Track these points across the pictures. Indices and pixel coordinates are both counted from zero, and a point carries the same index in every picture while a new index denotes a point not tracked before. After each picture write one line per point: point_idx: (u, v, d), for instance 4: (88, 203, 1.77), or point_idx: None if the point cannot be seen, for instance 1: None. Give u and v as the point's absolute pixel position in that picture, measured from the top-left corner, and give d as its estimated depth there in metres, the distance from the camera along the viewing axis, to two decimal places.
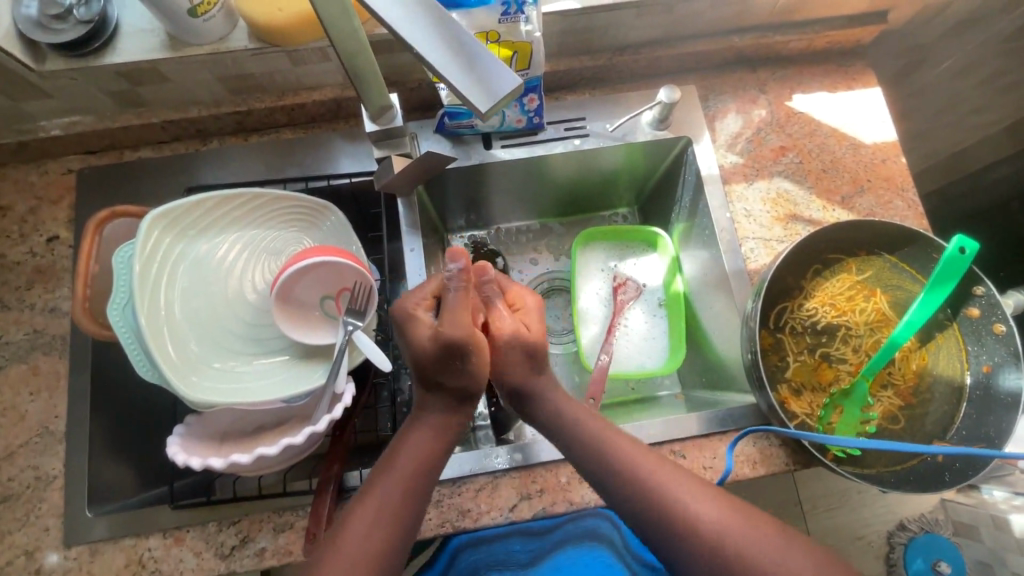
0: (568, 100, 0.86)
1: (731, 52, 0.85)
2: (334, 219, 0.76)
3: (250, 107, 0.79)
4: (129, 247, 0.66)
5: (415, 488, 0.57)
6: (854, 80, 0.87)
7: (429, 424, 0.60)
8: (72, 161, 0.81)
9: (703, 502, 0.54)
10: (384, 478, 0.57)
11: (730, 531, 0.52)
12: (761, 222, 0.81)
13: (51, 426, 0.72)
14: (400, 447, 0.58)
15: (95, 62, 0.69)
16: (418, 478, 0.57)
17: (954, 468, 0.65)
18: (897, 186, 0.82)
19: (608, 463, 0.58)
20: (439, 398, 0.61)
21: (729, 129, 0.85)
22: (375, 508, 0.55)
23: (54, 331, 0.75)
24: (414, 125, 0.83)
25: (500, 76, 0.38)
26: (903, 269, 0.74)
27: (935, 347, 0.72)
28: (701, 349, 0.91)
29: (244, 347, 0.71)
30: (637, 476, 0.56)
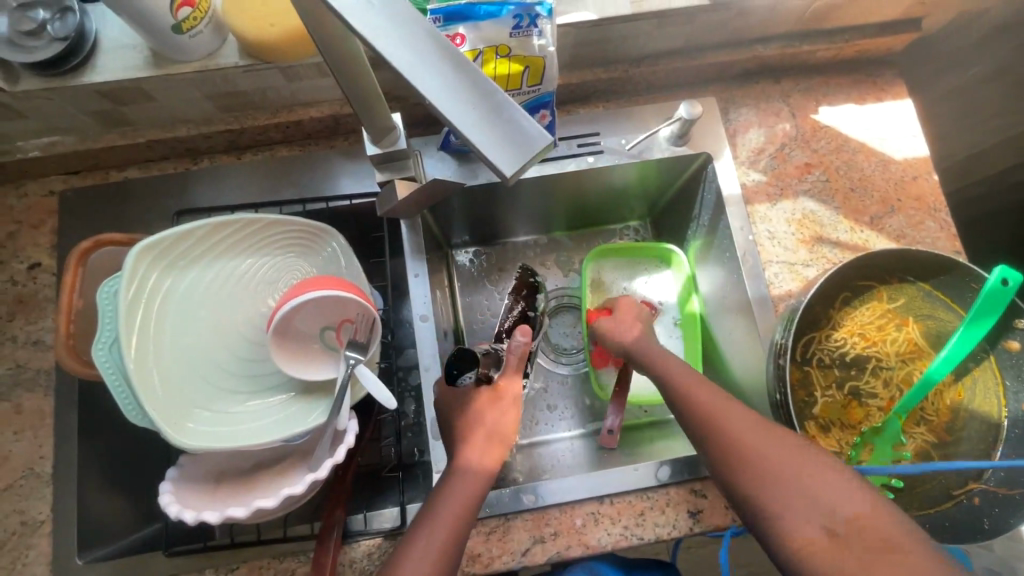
0: (580, 114, 0.81)
1: (754, 62, 0.80)
2: (336, 246, 0.71)
3: (242, 125, 0.74)
4: (114, 282, 0.62)
5: (456, 534, 0.55)
6: (883, 91, 0.82)
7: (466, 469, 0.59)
8: (54, 182, 0.76)
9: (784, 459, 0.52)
10: (417, 535, 0.55)
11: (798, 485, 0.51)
12: (786, 244, 0.76)
13: (36, 468, 0.68)
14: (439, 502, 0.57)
15: (74, 82, 0.64)
16: (446, 548, 0.54)
17: (993, 514, 0.62)
18: (928, 206, 0.77)
19: (723, 437, 0.56)
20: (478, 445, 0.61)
21: (751, 144, 0.80)
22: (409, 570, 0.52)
23: (39, 365, 0.71)
24: (418, 142, 0.79)
25: (531, 134, 0.32)
26: (937, 297, 0.69)
27: (971, 381, 0.68)
28: (718, 374, 0.87)
29: (239, 386, 0.67)
30: (745, 444, 0.54)
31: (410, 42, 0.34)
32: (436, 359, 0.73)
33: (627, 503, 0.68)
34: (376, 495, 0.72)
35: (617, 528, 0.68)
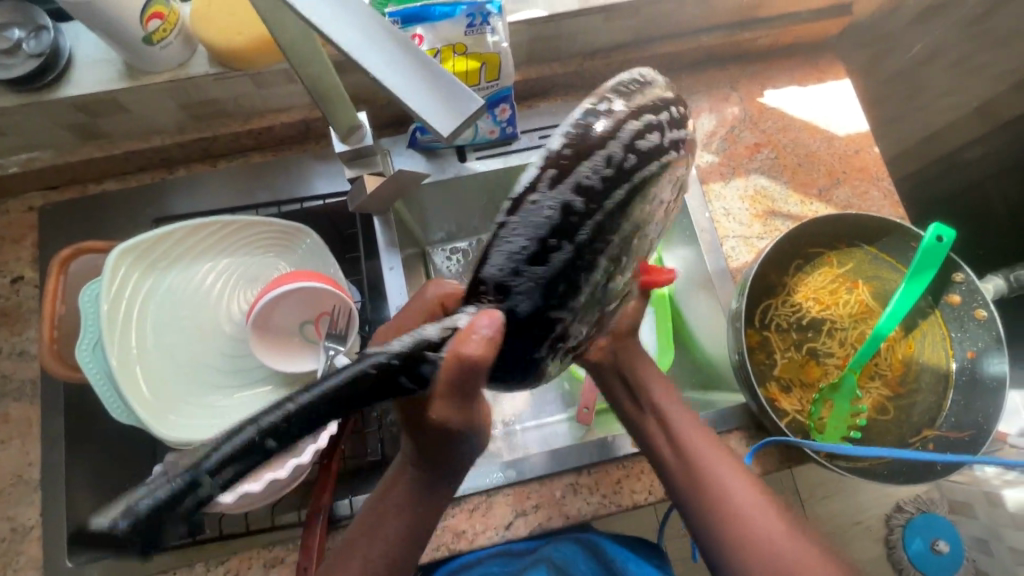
0: (541, 108, 0.85)
1: (701, 51, 0.85)
2: (310, 242, 0.73)
3: (215, 133, 0.77)
4: (95, 285, 0.64)
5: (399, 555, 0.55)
6: (824, 72, 0.88)
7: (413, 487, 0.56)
8: (34, 198, 0.79)
9: (734, 476, 0.60)
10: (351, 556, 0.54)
11: (734, 498, 0.58)
12: (741, 220, 0.81)
13: (25, 474, 0.69)
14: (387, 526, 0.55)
15: (49, 96, 0.67)
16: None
17: (945, 455, 0.66)
18: (872, 176, 0.82)
19: (676, 434, 0.62)
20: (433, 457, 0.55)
21: (703, 128, 0.85)
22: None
23: (24, 375, 0.73)
24: (387, 142, 0.82)
25: (464, 97, 0.35)
26: (882, 259, 0.74)
27: (920, 335, 0.72)
28: (691, 350, 0.91)
29: (222, 381, 0.69)
30: (697, 460, 0.60)
31: (354, 22, 0.37)
32: None
33: (604, 474, 0.71)
34: (363, 481, 0.74)
35: (596, 497, 0.70)
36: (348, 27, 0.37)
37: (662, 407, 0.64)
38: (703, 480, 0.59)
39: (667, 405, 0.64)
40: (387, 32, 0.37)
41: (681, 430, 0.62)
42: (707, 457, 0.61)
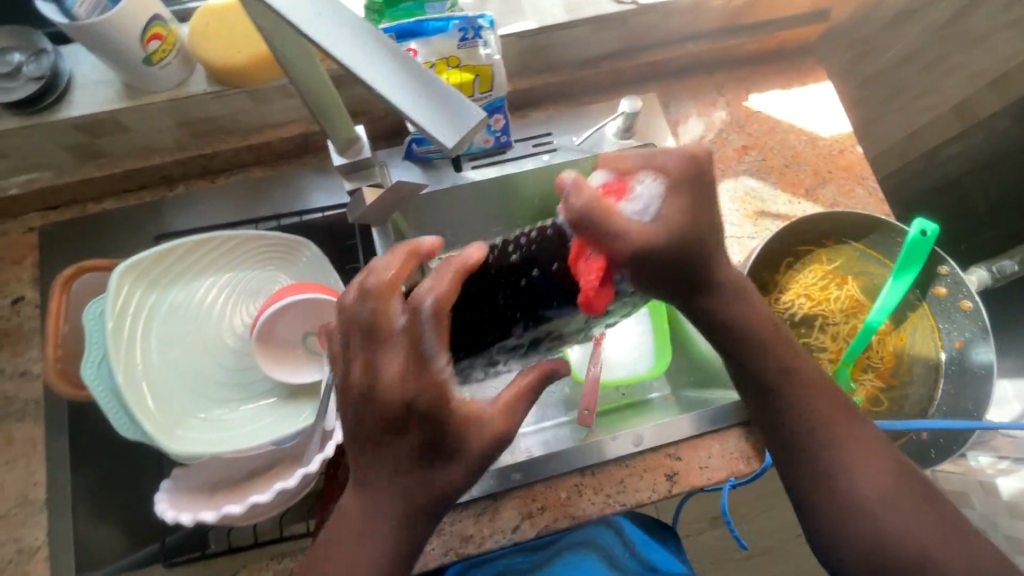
0: (533, 117, 0.87)
1: (687, 58, 0.88)
2: (310, 255, 0.74)
3: (214, 149, 0.78)
4: (99, 302, 0.65)
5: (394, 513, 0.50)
6: (805, 76, 0.91)
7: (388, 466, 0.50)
8: (33, 219, 0.79)
9: (857, 452, 0.58)
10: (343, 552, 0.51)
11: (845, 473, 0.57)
12: (732, 220, 0.83)
13: (29, 495, 0.69)
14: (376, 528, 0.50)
15: (50, 118, 0.68)
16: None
17: (938, 444, 0.68)
18: (856, 175, 0.85)
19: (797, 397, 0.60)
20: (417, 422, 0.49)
21: (692, 132, 0.87)
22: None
23: (27, 396, 0.73)
24: (383, 154, 0.84)
25: (466, 111, 0.37)
26: (870, 255, 0.76)
27: (910, 327, 0.74)
28: (686, 350, 0.93)
29: (227, 395, 0.69)
30: (812, 427, 0.59)
31: (356, 42, 0.39)
32: None
33: (608, 474, 0.72)
34: None
35: (600, 497, 0.71)
36: (351, 46, 0.38)
37: (788, 357, 0.61)
38: (821, 449, 0.58)
39: (804, 366, 0.61)
40: (388, 50, 0.39)
41: (804, 396, 0.60)
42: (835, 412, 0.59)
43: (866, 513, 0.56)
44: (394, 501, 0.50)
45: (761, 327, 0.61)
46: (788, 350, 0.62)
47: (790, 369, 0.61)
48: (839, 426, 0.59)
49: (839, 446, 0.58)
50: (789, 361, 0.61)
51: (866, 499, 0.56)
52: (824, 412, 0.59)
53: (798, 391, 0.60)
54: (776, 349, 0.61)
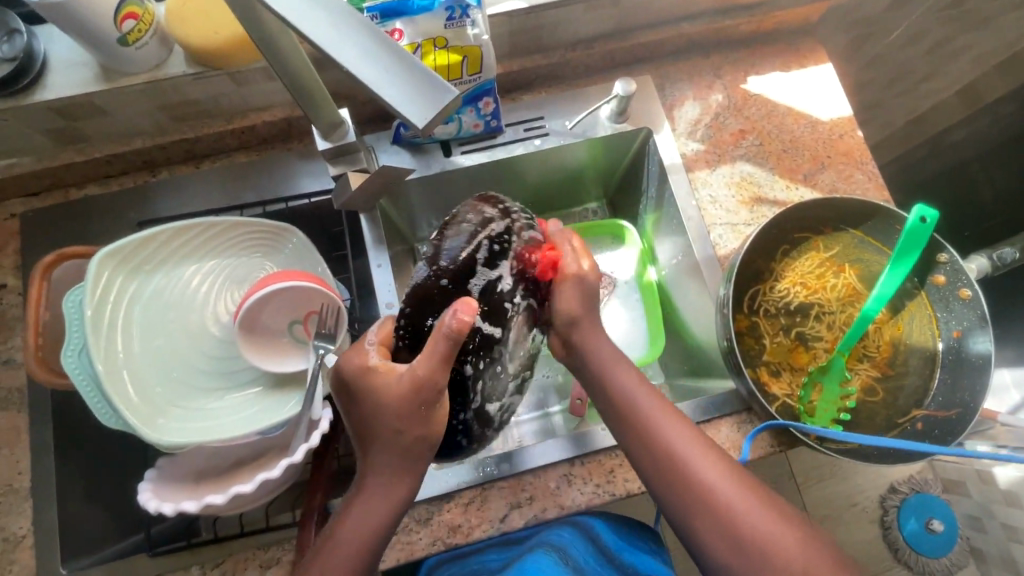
0: (525, 100, 0.85)
1: (683, 39, 0.85)
2: (297, 241, 0.73)
3: (196, 134, 0.76)
4: (79, 290, 0.63)
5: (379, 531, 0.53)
6: (806, 57, 0.88)
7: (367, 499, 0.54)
8: (14, 205, 0.78)
9: (705, 459, 0.56)
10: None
11: (700, 485, 0.55)
12: (727, 207, 0.81)
13: (14, 484, 0.69)
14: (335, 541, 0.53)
15: (24, 100, 0.66)
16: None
17: (933, 434, 0.67)
18: (856, 160, 0.82)
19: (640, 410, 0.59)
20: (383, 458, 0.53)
21: (688, 116, 0.85)
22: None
23: (10, 384, 0.72)
24: (370, 139, 0.82)
25: (437, 87, 0.35)
26: (869, 243, 0.74)
27: (908, 316, 0.73)
28: (681, 335, 0.91)
29: (213, 384, 0.69)
30: (663, 439, 0.57)
31: (327, 19, 0.37)
32: None
33: (598, 463, 0.71)
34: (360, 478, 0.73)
35: (590, 487, 0.70)
36: (321, 23, 0.37)
37: (673, 447, 0.57)
38: (670, 461, 0.56)
39: (694, 457, 0.56)
40: (357, 26, 0.37)
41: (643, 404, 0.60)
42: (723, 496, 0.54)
43: (722, 516, 0.53)
44: (361, 501, 0.54)
45: (636, 428, 0.58)
46: (673, 439, 0.57)
47: (675, 462, 0.56)
48: (727, 506, 0.54)
49: (686, 453, 0.56)
50: (673, 445, 0.57)
51: (726, 505, 0.54)
52: (710, 492, 0.54)
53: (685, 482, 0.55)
54: (656, 431, 0.58)
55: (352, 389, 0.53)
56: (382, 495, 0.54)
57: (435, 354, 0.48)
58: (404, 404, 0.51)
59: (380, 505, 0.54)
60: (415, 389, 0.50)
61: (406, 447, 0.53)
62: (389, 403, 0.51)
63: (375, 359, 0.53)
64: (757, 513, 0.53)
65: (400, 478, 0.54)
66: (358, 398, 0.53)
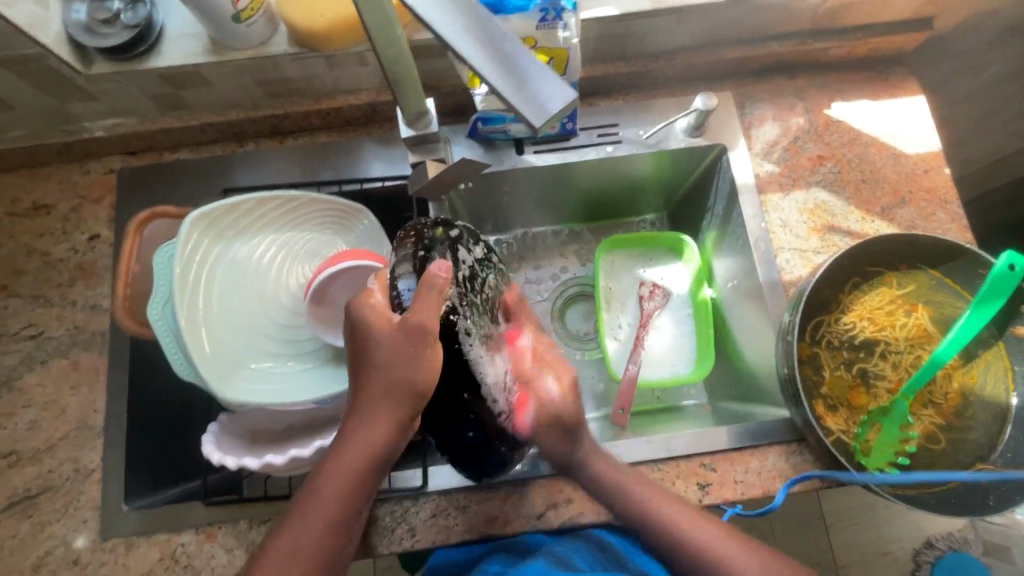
0: (601, 106, 0.85)
1: (769, 59, 0.84)
2: (367, 223, 0.76)
3: (286, 110, 0.80)
4: (170, 247, 0.68)
5: (365, 474, 0.54)
6: (896, 87, 0.85)
7: (362, 428, 0.54)
8: (113, 161, 0.83)
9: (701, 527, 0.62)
10: (290, 521, 0.55)
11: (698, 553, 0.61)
12: (798, 232, 0.79)
13: (89, 420, 0.74)
14: (327, 473, 0.54)
15: (140, 65, 0.71)
16: (319, 545, 0.54)
17: (999, 492, 0.63)
18: (940, 198, 0.79)
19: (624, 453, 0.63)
20: (374, 392, 0.54)
21: (765, 137, 0.83)
22: (273, 560, 0.53)
23: (94, 327, 0.77)
24: (447, 130, 0.84)
25: (555, 90, 0.39)
26: (947, 285, 0.71)
27: (983, 365, 0.70)
28: (731, 357, 0.90)
29: (279, 349, 0.72)
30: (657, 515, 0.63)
31: (462, 20, 0.40)
32: None
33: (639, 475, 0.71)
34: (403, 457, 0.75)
35: None
36: (455, 24, 0.40)
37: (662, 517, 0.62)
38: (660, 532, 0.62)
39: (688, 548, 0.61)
40: (490, 32, 0.40)
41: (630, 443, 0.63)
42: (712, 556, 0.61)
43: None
44: (358, 426, 0.54)
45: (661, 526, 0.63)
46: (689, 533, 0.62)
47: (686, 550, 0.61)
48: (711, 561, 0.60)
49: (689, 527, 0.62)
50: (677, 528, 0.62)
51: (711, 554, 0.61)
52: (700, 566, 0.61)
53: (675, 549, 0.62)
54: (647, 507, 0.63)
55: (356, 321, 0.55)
56: (373, 426, 0.54)
57: (431, 308, 0.51)
58: (392, 344, 0.52)
59: (363, 444, 0.54)
60: (404, 331, 0.52)
61: (394, 386, 0.53)
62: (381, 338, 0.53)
63: (378, 298, 0.56)
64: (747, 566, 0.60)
65: (384, 420, 0.54)
66: (355, 337, 0.55)
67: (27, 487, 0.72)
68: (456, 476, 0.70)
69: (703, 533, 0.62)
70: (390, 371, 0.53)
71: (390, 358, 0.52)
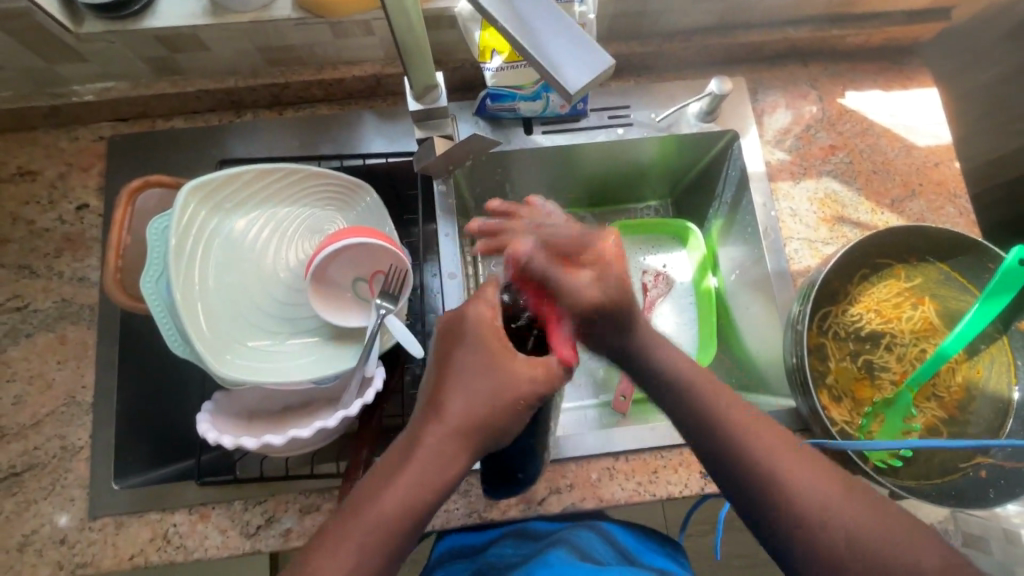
0: (612, 87, 0.83)
1: (786, 44, 0.82)
2: (370, 200, 0.74)
3: (287, 80, 0.77)
4: (164, 218, 0.64)
5: (427, 501, 0.52)
6: (910, 78, 0.84)
7: (437, 454, 0.52)
8: (103, 127, 0.79)
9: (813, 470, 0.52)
10: (349, 526, 0.50)
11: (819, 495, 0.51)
12: (807, 222, 0.78)
13: (77, 396, 0.71)
14: (392, 487, 0.51)
15: (133, 25, 0.67)
16: (385, 542, 0.50)
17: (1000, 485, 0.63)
18: (949, 192, 0.79)
19: (699, 393, 0.59)
20: (459, 418, 0.53)
21: (778, 124, 0.82)
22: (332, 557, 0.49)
23: (83, 301, 0.74)
24: (454, 106, 0.81)
25: (593, 55, 0.37)
26: (955, 279, 0.71)
27: (987, 360, 0.70)
28: (733, 347, 0.89)
29: (277, 328, 0.70)
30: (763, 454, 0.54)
31: None
32: None
33: (642, 462, 0.70)
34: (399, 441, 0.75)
35: (631, 484, 0.70)
36: None
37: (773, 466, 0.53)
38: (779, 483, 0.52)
39: (781, 465, 0.53)
40: None
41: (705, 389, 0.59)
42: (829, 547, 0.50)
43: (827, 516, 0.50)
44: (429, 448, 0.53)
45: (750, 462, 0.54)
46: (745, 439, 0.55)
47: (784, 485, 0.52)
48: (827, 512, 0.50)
49: (809, 480, 0.52)
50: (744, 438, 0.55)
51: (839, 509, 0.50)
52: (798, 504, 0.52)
53: (767, 482, 0.53)
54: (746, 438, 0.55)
55: (462, 339, 0.56)
56: (446, 455, 0.53)
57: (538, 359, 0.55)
58: (493, 377, 0.53)
59: (431, 471, 0.52)
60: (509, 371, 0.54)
61: (483, 421, 0.53)
62: (478, 347, 0.55)
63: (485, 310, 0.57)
64: (886, 528, 0.49)
65: (461, 451, 0.53)
66: (447, 351, 0.56)
67: (11, 464, 0.69)
68: None
69: (804, 475, 0.52)
70: (490, 399, 0.53)
71: (492, 390, 0.53)
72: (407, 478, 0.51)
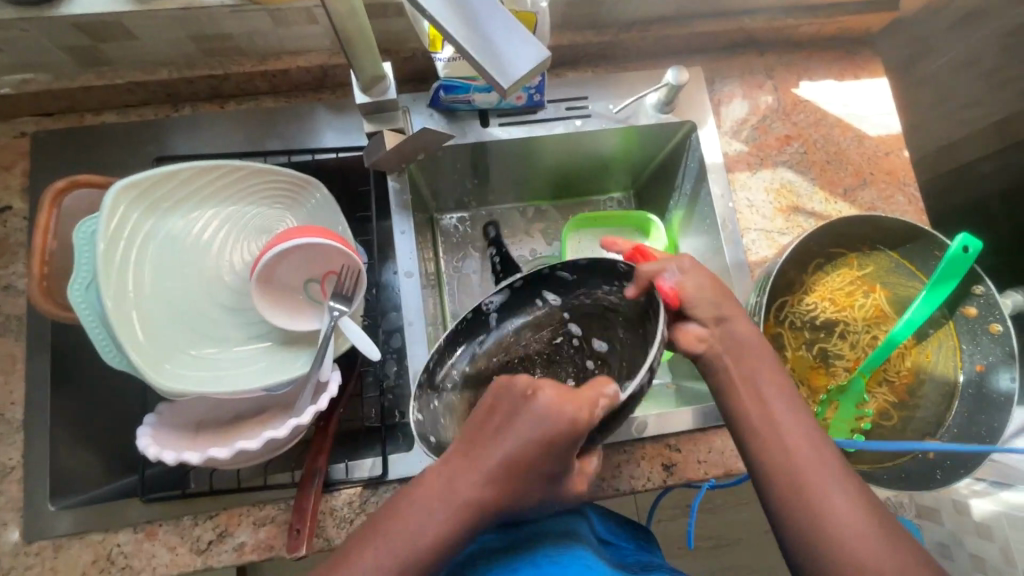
0: (570, 77, 0.81)
1: (741, 33, 0.82)
2: (319, 198, 0.71)
3: (227, 71, 0.72)
4: (92, 222, 0.60)
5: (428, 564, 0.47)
6: (861, 68, 0.85)
7: (457, 515, 0.47)
8: (26, 123, 0.74)
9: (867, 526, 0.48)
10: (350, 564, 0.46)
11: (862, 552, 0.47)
12: (764, 213, 0.79)
13: (6, 413, 0.67)
14: (399, 538, 0.47)
15: (48, 12, 0.62)
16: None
17: (945, 466, 0.65)
18: (899, 180, 0.80)
19: (771, 418, 0.53)
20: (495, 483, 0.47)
21: (734, 114, 0.82)
22: None
23: (9, 311, 0.69)
24: (407, 98, 0.78)
25: (526, 47, 0.36)
26: (904, 266, 0.73)
27: (934, 344, 0.72)
28: None
29: (223, 334, 0.66)
30: (815, 493, 0.49)
31: None
32: (421, 314, 0.72)
33: (605, 457, 0.70)
34: (359, 446, 0.73)
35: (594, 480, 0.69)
36: None
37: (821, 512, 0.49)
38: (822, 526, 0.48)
39: (828, 500, 0.49)
40: None
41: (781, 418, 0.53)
42: (842, 532, 0.48)
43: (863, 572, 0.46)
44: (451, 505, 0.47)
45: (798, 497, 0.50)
46: (784, 431, 0.53)
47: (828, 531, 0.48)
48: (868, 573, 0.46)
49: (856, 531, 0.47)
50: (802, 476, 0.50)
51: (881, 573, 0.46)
52: (826, 513, 0.49)
53: (812, 522, 0.49)
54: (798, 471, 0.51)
55: (525, 426, 0.47)
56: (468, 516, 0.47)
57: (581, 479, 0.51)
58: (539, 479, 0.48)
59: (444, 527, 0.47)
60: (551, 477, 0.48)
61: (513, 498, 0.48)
62: (541, 418, 0.47)
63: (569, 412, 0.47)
64: None
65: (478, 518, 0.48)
66: (502, 422, 0.48)
67: None
68: (414, 464, 0.67)
69: (829, 490, 0.49)
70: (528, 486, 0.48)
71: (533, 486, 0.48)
72: (420, 530, 0.47)
